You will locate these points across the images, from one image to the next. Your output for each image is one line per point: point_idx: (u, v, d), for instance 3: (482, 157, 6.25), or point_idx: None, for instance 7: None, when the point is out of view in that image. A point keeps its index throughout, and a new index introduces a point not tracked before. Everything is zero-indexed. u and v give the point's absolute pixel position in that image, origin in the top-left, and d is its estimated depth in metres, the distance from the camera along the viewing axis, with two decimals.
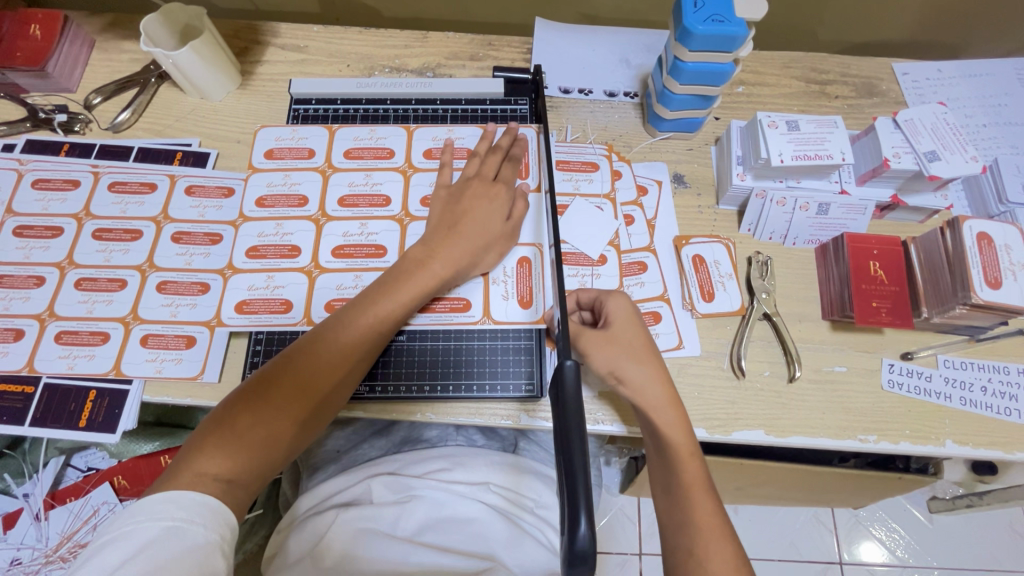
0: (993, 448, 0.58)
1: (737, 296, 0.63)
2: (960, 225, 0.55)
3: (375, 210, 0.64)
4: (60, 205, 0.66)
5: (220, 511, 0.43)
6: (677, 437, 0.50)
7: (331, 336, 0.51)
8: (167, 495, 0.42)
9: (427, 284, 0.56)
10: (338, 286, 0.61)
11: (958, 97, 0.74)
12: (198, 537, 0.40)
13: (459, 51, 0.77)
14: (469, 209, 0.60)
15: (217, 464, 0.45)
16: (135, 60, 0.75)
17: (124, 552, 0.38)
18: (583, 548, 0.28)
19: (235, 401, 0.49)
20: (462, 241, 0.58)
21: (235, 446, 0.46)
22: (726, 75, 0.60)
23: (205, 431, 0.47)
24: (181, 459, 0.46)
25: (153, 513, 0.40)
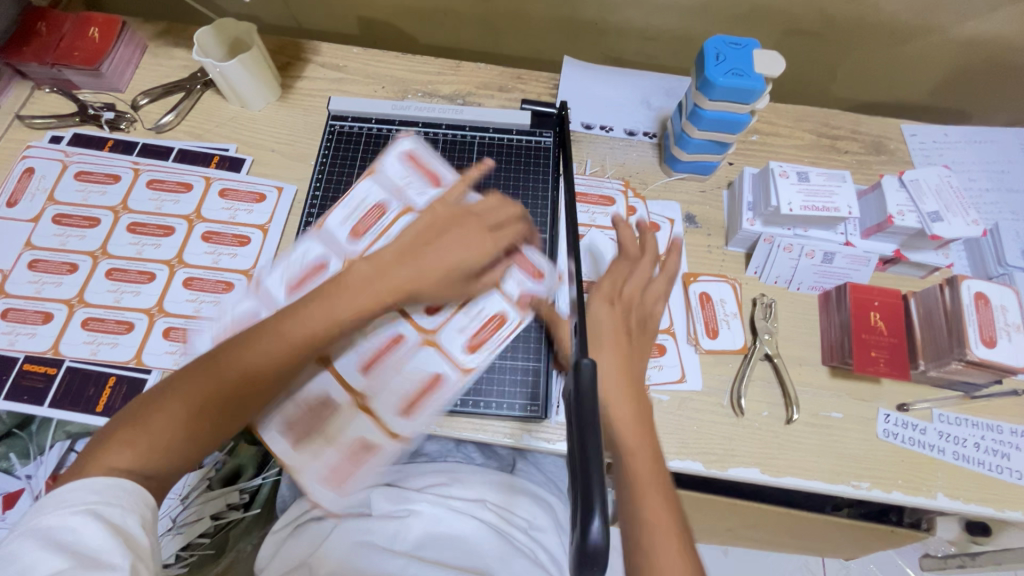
0: (984, 505, 0.59)
1: (740, 336, 0.65)
2: (958, 284, 0.58)
3: (422, 250, 0.65)
4: (99, 198, 0.69)
5: (133, 493, 0.42)
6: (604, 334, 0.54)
7: (267, 333, 0.50)
8: (76, 484, 0.41)
9: (376, 294, 0.53)
10: (393, 322, 0.60)
11: (962, 161, 0.77)
12: (117, 515, 0.41)
13: (489, 82, 0.81)
14: (439, 237, 0.55)
15: (129, 459, 0.44)
16: (184, 67, 0.79)
17: (37, 543, 0.38)
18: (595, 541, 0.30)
19: (155, 395, 0.47)
20: (434, 259, 0.54)
21: (148, 446, 0.45)
22: (743, 125, 0.64)
23: (118, 425, 0.46)
24: (92, 451, 0.44)
25: (62, 502, 0.40)
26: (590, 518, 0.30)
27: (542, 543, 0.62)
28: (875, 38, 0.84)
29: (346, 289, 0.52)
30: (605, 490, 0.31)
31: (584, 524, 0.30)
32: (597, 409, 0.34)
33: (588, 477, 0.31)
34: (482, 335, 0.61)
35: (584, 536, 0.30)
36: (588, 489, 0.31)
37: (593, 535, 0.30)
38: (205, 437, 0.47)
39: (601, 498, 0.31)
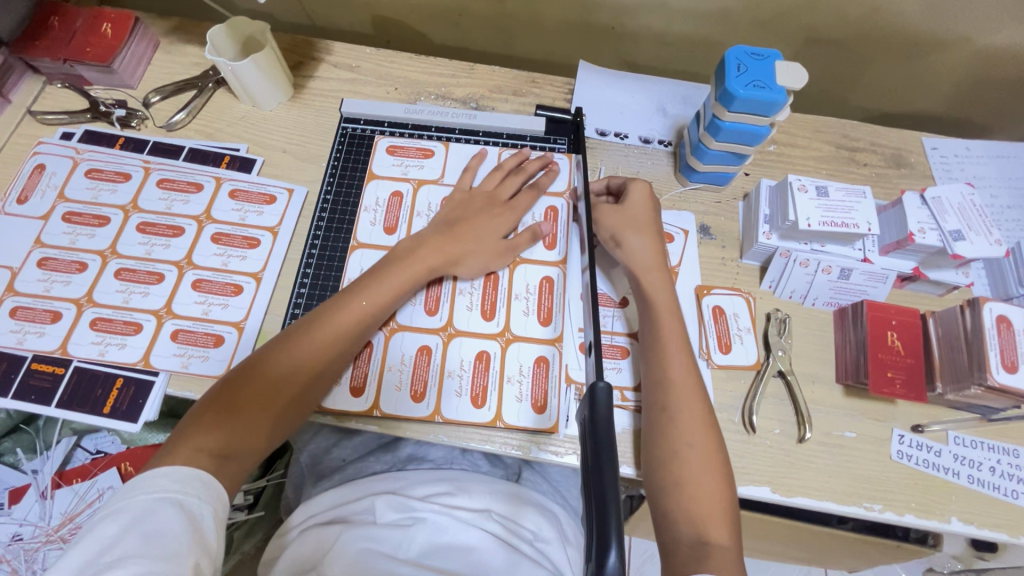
0: (999, 531, 0.58)
1: (754, 351, 0.64)
2: (980, 306, 0.56)
3: (476, 322, 0.63)
4: (109, 196, 0.68)
5: (211, 484, 0.44)
6: (668, 322, 0.60)
7: (326, 317, 0.56)
8: (165, 470, 0.44)
9: (417, 273, 0.61)
10: (460, 392, 0.60)
11: (983, 177, 0.76)
12: (193, 505, 0.42)
13: (503, 85, 0.79)
14: (469, 220, 0.65)
15: (213, 440, 0.47)
16: (196, 64, 0.78)
17: (119, 524, 0.39)
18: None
19: (231, 381, 0.52)
20: (456, 240, 0.64)
21: (233, 426, 0.49)
22: (762, 137, 0.62)
23: (202, 408, 0.50)
24: (178, 434, 0.48)
25: (148, 486, 0.42)
26: (607, 549, 0.31)
27: (548, 556, 0.60)
28: (898, 49, 0.82)
29: (393, 271, 0.60)
30: (620, 522, 0.32)
31: (601, 555, 0.31)
32: (612, 440, 0.37)
33: (605, 505, 0.33)
34: (539, 392, 0.60)
35: (601, 568, 0.31)
36: (604, 519, 0.33)
37: (611, 567, 0.30)
38: (283, 415, 0.52)
39: (616, 535, 0.32)
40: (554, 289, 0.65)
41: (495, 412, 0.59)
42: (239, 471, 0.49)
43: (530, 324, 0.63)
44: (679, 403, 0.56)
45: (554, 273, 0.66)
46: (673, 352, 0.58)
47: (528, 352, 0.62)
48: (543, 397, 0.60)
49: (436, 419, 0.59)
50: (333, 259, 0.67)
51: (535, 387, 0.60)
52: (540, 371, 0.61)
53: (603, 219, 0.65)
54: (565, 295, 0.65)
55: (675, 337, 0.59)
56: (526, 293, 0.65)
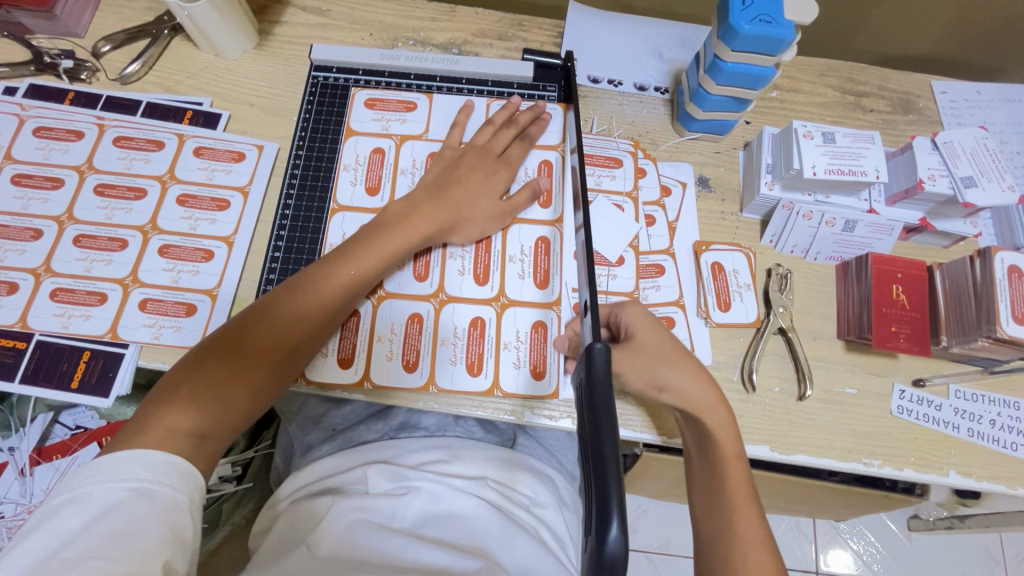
0: (997, 482, 0.57)
1: (754, 309, 0.62)
2: (991, 256, 0.54)
3: (468, 287, 0.60)
4: (62, 156, 0.63)
5: (189, 474, 0.42)
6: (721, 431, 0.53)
7: (310, 288, 0.52)
8: (135, 454, 0.41)
9: (409, 241, 0.57)
10: (454, 360, 0.57)
11: (994, 122, 0.72)
12: (167, 498, 0.40)
13: (487, 29, 0.73)
14: (464, 178, 0.61)
15: (189, 419, 0.44)
16: (149, 9, 0.71)
17: (84, 516, 0.37)
18: (613, 552, 0.29)
19: (206, 353, 0.48)
20: (449, 201, 0.59)
21: (210, 403, 0.46)
22: (767, 80, 0.58)
23: (175, 382, 0.46)
24: (149, 411, 0.44)
25: (116, 473, 0.39)
26: (608, 521, 0.29)
27: (545, 520, 0.59)
28: None
29: (383, 239, 0.56)
30: (621, 490, 0.31)
31: (601, 530, 0.29)
32: (610, 402, 0.35)
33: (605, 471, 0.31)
34: (537, 358, 0.58)
35: (601, 543, 0.29)
36: (604, 487, 0.31)
37: (612, 542, 0.29)
38: (263, 390, 0.49)
39: (618, 507, 0.30)
40: (550, 250, 0.62)
41: (492, 380, 0.57)
42: (217, 449, 0.46)
43: (525, 288, 0.60)
44: (737, 526, 0.50)
45: (549, 234, 0.62)
46: (733, 475, 0.52)
47: (523, 317, 0.59)
48: (543, 363, 0.58)
49: (430, 388, 0.57)
50: (309, 220, 0.62)
51: (532, 353, 0.58)
52: (537, 337, 0.58)
53: (630, 368, 0.53)
54: (562, 256, 0.61)
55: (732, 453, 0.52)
56: (521, 256, 0.61)
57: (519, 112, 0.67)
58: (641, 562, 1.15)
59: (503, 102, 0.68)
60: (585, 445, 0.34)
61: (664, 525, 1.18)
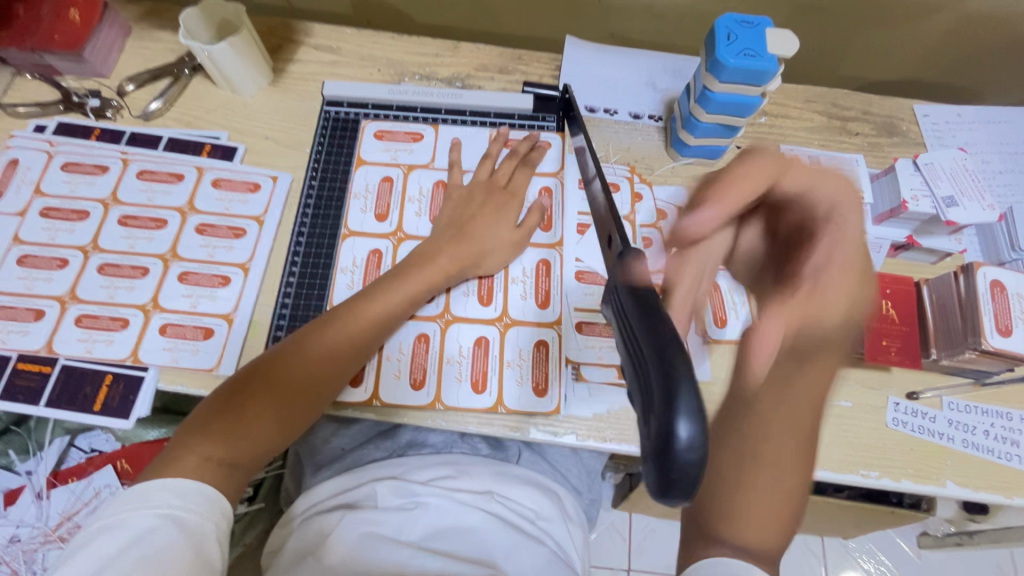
0: (993, 492, 0.59)
1: (749, 325, 0.64)
2: (974, 271, 0.57)
3: (473, 308, 0.62)
4: (88, 189, 0.66)
5: (215, 501, 0.44)
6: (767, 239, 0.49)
7: (339, 325, 0.55)
8: (167, 483, 0.43)
9: (433, 281, 0.60)
10: (460, 377, 0.60)
11: (975, 142, 0.76)
12: (194, 524, 0.42)
13: (488, 64, 0.77)
14: (478, 218, 0.65)
15: (220, 449, 0.47)
16: (171, 51, 0.75)
17: (118, 541, 0.39)
18: (690, 451, 0.24)
19: (240, 386, 0.51)
20: (469, 240, 0.62)
21: (241, 435, 0.48)
22: (753, 108, 0.61)
23: (210, 413, 0.49)
24: (185, 439, 0.47)
25: (148, 500, 0.41)
26: (677, 418, 0.24)
27: (551, 534, 0.61)
28: (888, 15, 0.81)
29: (408, 278, 0.59)
30: (695, 384, 0.26)
31: (668, 427, 0.25)
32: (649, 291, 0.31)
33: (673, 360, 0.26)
34: (539, 375, 0.60)
35: (669, 442, 0.25)
36: (672, 377, 0.26)
37: (683, 442, 0.24)
38: (290, 424, 0.52)
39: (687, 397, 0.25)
40: (550, 272, 0.64)
41: (495, 397, 0.59)
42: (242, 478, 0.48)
43: (526, 308, 0.63)
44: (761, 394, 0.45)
45: (548, 255, 0.65)
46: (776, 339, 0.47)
47: (526, 336, 0.61)
48: (545, 380, 0.60)
49: (437, 405, 0.59)
50: (321, 247, 0.65)
51: (535, 369, 0.60)
52: (539, 354, 0.61)
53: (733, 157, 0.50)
54: (561, 277, 0.64)
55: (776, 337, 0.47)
56: (522, 277, 0.64)
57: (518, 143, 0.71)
58: None
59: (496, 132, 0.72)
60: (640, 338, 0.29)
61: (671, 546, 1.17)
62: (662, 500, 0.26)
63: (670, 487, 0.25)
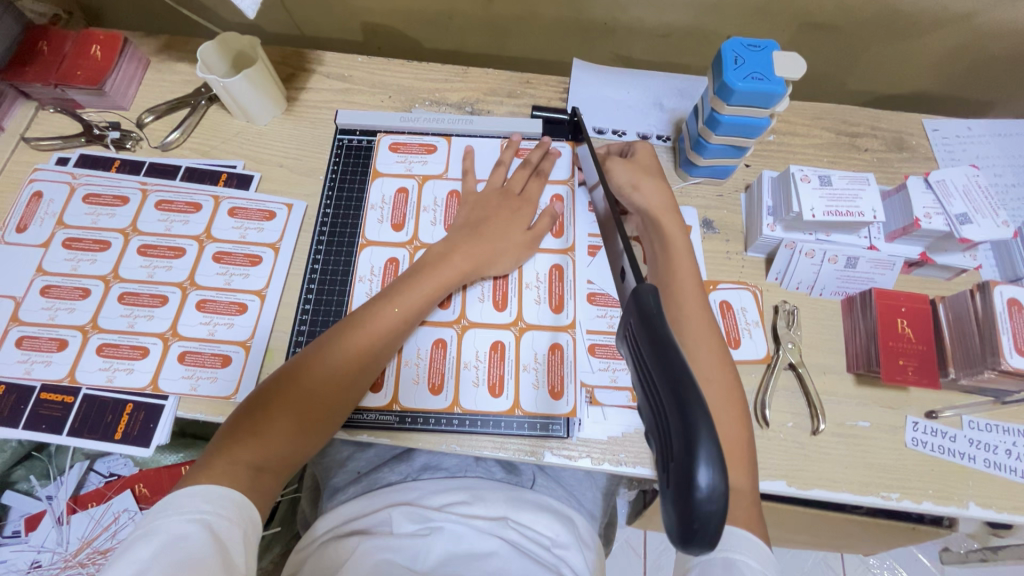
0: (1018, 514, 0.58)
1: (763, 344, 0.64)
2: (991, 290, 0.56)
3: (488, 313, 0.63)
4: (108, 220, 0.68)
5: (244, 507, 0.44)
6: (678, 247, 0.60)
7: (357, 325, 0.55)
8: (195, 489, 0.43)
9: (448, 280, 0.60)
10: (476, 382, 0.60)
11: (986, 156, 0.75)
12: (225, 530, 0.42)
13: (497, 88, 0.79)
14: (492, 218, 0.65)
15: (249, 452, 0.47)
16: (188, 82, 0.77)
17: (152, 546, 0.39)
18: (710, 502, 0.24)
19: (265, 391, 0.51)
20: (482, 241, 0.62)
21: (269, 437, 0.49)
22: (762, 129, 0.62)
23: (237, 419, 0.50)
24: (217, 445, 0.48)
25: (180, 507, 0.42)
26: (697, 467, 0.24)
27: (567, 562, 0.60)
28: (894, 32, 0.81)
29: (425, 278, 0.59)
30: (712, 427, 0.25)
31: (689, 477, 0.25)
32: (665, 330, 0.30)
33: (687, 402, 0.26)
34: (555, 378, 0.60)
35: (691, 492, 0.24)
36: (688, 419, 0.25)
37: (703, 490, 0.24)
38: (316, 425, 0.52)
39: (709, 447, 0.25)
40: (564, 276, 0.65)
41: (513, 400, 0.59)
42: (271, 484, 0.49)
43: (541, 313, 0.63)
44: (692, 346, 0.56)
45: (561, 261, 0.66)
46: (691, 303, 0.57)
47: (541, 340, 0.62)
48: (560, 383, 0.60)
49: (455, 409, 0.59)
50: (338, 261, 0.67)
51: (551, 373, 0.60)
52: (554, 358, 0.61)
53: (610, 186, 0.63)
54: (574, 282, 0.64)
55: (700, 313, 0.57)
56: (536, 282, 0.64)
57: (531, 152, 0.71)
58: None
59: (505, 140, 0.73)
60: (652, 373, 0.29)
61: None
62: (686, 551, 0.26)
63: (692, 538, 0.25)
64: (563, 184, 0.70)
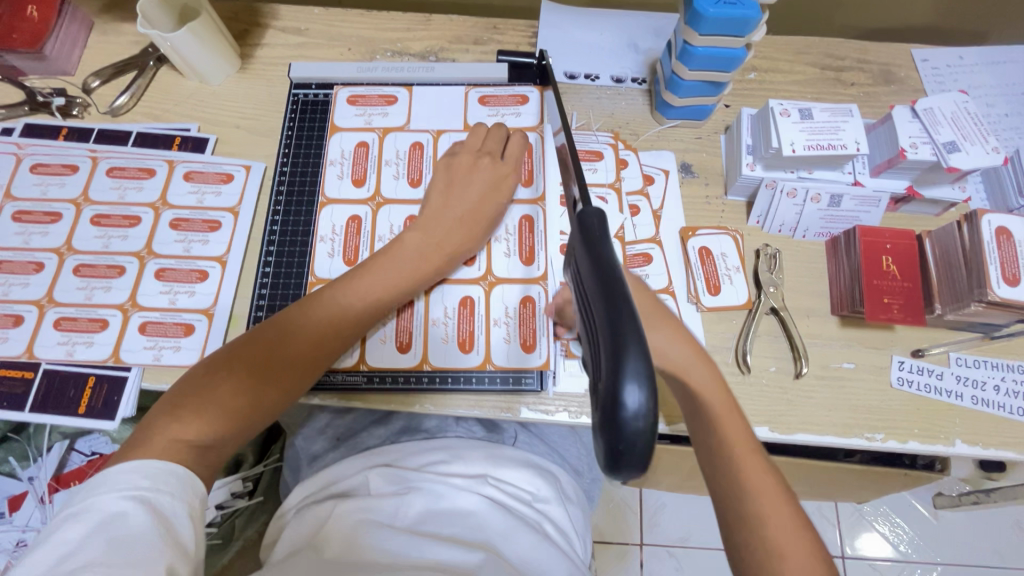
0: (1005, 449, 0.57)
1: (744, 290, 0.61)
2: (978, 219, 0.54)
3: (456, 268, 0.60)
4: (59, 190, 0.65)
5: (187, 480, 0.42)
6: (709, 386, 0.49)
7: (325, 306, 0.52)
8: (131, 465, 0.41)
9: (422, 261, 0.56)
10: (445, 338, 0.58)
11: (978, 85, 0.72)
12: (165, 505, 0.40)
13: (462, 35, 0.74)
14: (466, 190, 0.60)
15: (192, 431, 0.44)
16: (135, 43, 0.73)
17: (84, 527, 0.38)
18: (636, 420, 0.24)
19: (219, 366, 0.48)
20: (459, 221, 0.58)
21: (214, 418, 0.46)
22: (739, 60, 0.58)
23: (187, 391, 0.47)
24: (170, 409, 0.45)
25: (114, 485, 0.40)
26: (625, 385, 0.24)
27: (548, 515, 0.60)
28: None
29: (398, 257, 0.55)
30: (643, 346, 0.25)
31: (618, 396, 0.24)
32: (609, 255, 0.29)
33: (621, 322, 0.26)
34: (526, 331, 0.58)
35: (619, 411, 0.24)
36: (620, 339, 0.25)
37: (630, 409, 0.24)
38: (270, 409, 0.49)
39: (642, 367, 0.25)
40: (534, 228, 0.62)
41: (483, 355, 0.58)
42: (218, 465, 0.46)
43: (511, 266, 0.61)
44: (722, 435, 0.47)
45: (531, 212, 0.63)
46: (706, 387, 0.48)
47: (511, 294, 0.60)
48: (532, 336, 0.58)
49: (424, 367, 0.57)
50: (299, 220, 0.64)
51: (522, 327, 0.58)
52: (525, 311, 0.59)
53: None
54: (546, 232, 0.62)
55: (746, 444, 0.47)
56: (506, 235, 0.62)
57: (499, 99, 0.68)
58: (660, 554, 1.14)
59: (470, 88, 0.69)
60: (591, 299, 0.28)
61: (682, 518, 1.17)
62: (613, 475, 0.26)
63: (619, 463, 0.25)
64: (532, 131, 0.67)
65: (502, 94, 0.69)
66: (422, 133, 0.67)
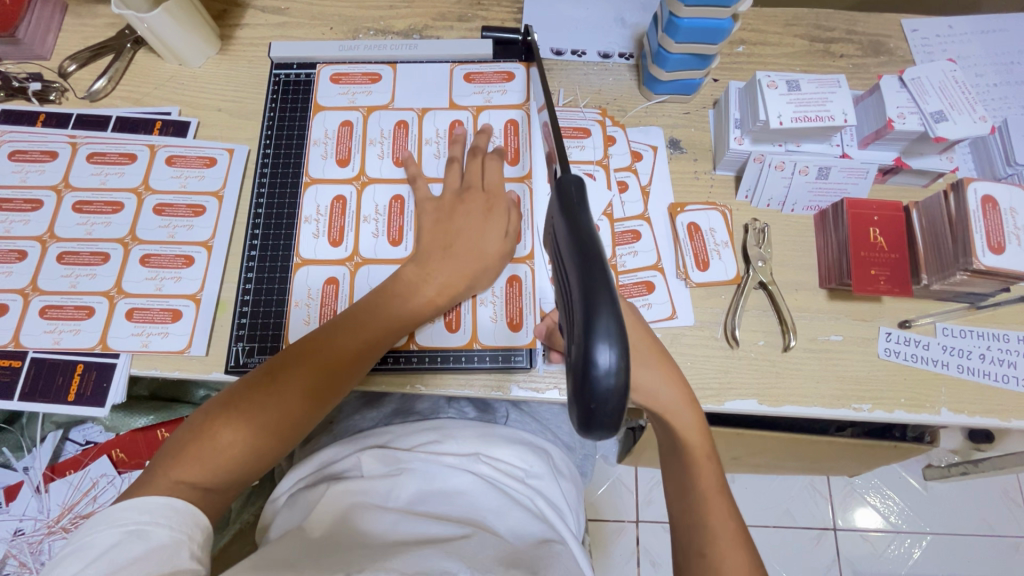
0: (990, 416, 0.57)
1: (732, 265, 0.61)
2: (965, 187, 0.54)
3: None
4: (38, 177, 0.64)
5: (187, 513, 0.42)
6: (692, 435, 0.50)
7: (329, 343, 0.51)
8: (135, 501, 0.41)
9: (421, 301, 0.54)
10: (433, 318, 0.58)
11: (967, 55, 0.71)
12: (163, 538, 0.40)
13: (446, 12, 0.73)
14: (461, 225, 0.57)
15: (193, 474, 0.44)
16: (111, 25, 0.71)
17: (84, 559, 0.38)
18: (608, 377, 0.27)
19: (224, 403, 0.48)
20: (459, 257, 0.55)
21: (213, 462, 0.45)
22: (725, 32, 0.57)
23: (194, 428, 0.47)
24: (207, 423, 0.47)
25: (112, 520, 0.40)
26: (597, 345, 0.26)
27: (541, 491, 0.60)
28: None
29: (398, 296, 0.54)
30: (615, 306, 0.28)
31: (590, 355, 0.27)
32: (584, 224, 0.31)
33: (595, 286, 0.28)
34: (513, 310, 0.58)
35: (592, 369, 0.27)
36: (592, 302, 0.27)
37: (601, 367, 0.27)
38: (275, 447, 0.48)
39: (613, 331, 0.27)
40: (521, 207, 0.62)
41: (470, 334, 0.58)
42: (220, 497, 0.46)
43: None
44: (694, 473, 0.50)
45: (519, 190, 0.63)
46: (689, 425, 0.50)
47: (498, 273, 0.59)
48: (519, 315, 0.58)
49: (412, 346, 0.57)
50: (284, 201, 0.63)
51: (509, 306, 0.58)
52: (512, 290, 0.59)
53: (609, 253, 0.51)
54: (532, 212, 0.61)
55: (715, 492, 0.50)
56: None
57: (487, 75, 0.68)
58: (656, 530, 1.16)
59: (455, 65, 0.68)
60: (569, 268, 0.30)
61: None
62: (586, 433, 0.29)
63: (591, 421, 0.27)
64: (519, 109, 0.66)
65: (489, 70, 0.68)
66: (408, 112, 0.66)
